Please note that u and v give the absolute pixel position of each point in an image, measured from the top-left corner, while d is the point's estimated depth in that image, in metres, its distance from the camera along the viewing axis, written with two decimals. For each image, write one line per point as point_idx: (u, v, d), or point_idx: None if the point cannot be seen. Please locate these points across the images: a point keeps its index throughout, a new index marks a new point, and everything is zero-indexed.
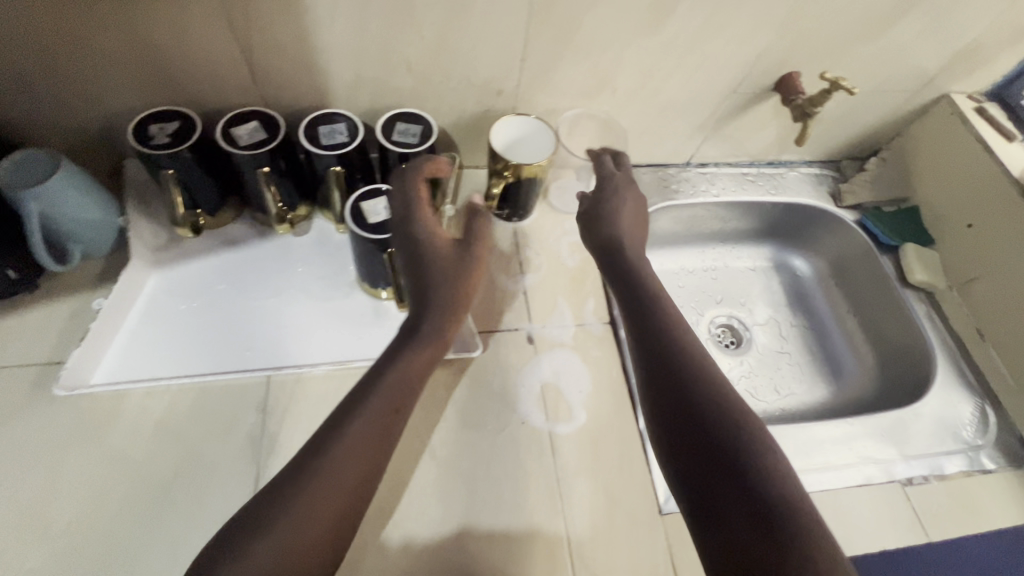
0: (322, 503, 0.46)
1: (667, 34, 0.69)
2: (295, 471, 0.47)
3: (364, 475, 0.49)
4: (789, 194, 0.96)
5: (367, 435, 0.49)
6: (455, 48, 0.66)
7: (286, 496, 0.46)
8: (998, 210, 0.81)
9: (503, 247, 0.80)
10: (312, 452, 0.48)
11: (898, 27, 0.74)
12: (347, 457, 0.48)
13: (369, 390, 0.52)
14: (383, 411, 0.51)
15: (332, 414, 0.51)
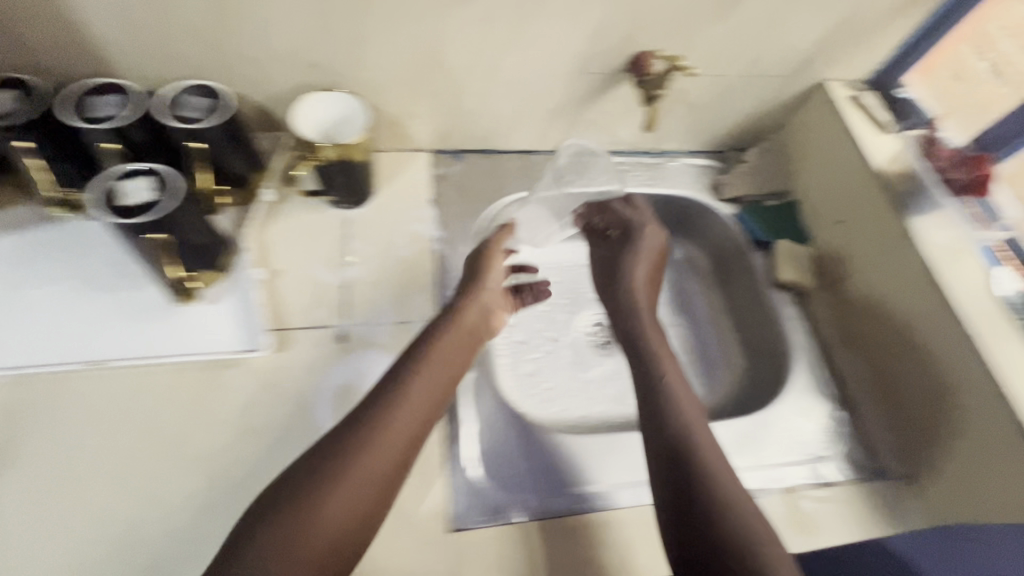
0: (320, 526, 0.46)
1: (484, 3, 0.62)
2: (321, 488, 0.48)
3: (363, 510, 0.49)
4: (669, 187, 0.90)
5: (369, 469, 0.50)
6: (240, 13, 0.59)
7: (280, 519, 0.46)
8: (864, 207, 0.76)
9: (330, 237, 0.74)
10: (335, 473, 0.49)
11: (750, 4, 0.68)
12: (349, 488, 0.48)
13: (372, 427, 0.52)
14: (398, 443, 0.52)
15: (357, 442, 0.51)
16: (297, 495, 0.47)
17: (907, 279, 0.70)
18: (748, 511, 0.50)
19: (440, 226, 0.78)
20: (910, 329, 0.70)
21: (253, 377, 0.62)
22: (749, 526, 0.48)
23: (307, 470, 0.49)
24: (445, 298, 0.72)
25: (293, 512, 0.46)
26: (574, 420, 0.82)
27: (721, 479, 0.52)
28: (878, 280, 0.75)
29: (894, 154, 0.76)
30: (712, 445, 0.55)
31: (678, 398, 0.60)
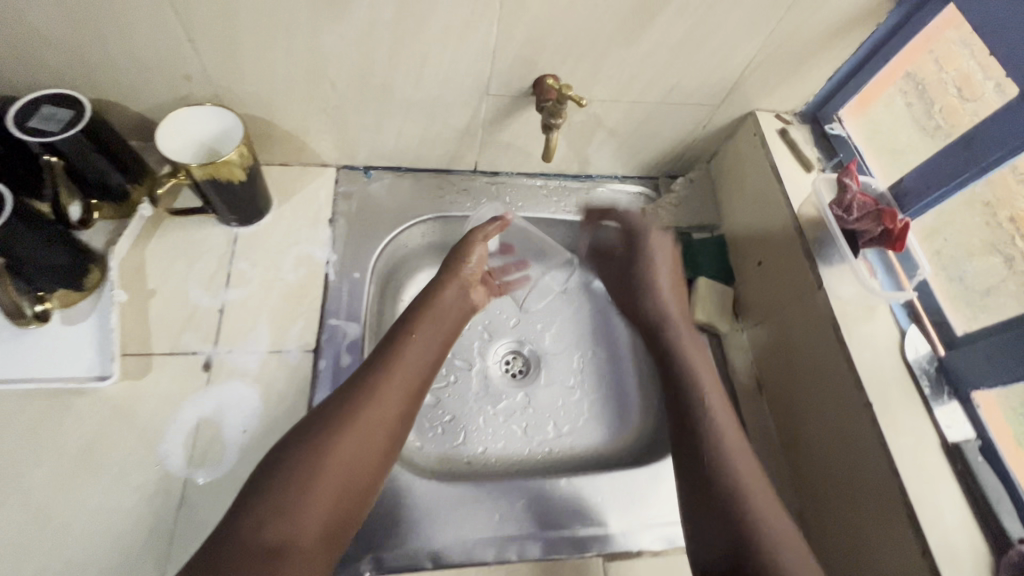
0: (328, 481, 0.53)
1: (361, 21, 0.58)
2: (305, 451, 0.53)
3: (360, 467, 0.55)
4: (587, 210, 0.86)
5: (363, 429, 0.56)
6: (92, 23, 0.55)
7: (300, 476, 0.52)
8: (780, 249, 0.71)
9: (213, 256, 0.71)
10: (322, 439, 0.54)
11: (658, 31, 0.63)
12: (348, 443, 0.55)
13: (376, 387, 0.59)
14: (386, 420, 0.58)
15: (345, 410, 0.56)
16: (316, 455, 0.53)
17: (814, 332, 0.66)
18: (765, 514, 0.54)
19: (335, 248, 0.75)
20: (814, 385, 0.66)
21: (102, 406, 0.60)
22: (747, 507, 0.55)
23: (308, 436, 0.55)
24: (326, 325, 0.69)
25: (289, 475, 0.52)
26: (472, 456, 0.78)
27: (736, 472, 0.57)
28: (790, 329, 0.70)
29: (806, 196, 0.70)
30: (737, 442, 0.60)
31: (696, 391, 0.65)
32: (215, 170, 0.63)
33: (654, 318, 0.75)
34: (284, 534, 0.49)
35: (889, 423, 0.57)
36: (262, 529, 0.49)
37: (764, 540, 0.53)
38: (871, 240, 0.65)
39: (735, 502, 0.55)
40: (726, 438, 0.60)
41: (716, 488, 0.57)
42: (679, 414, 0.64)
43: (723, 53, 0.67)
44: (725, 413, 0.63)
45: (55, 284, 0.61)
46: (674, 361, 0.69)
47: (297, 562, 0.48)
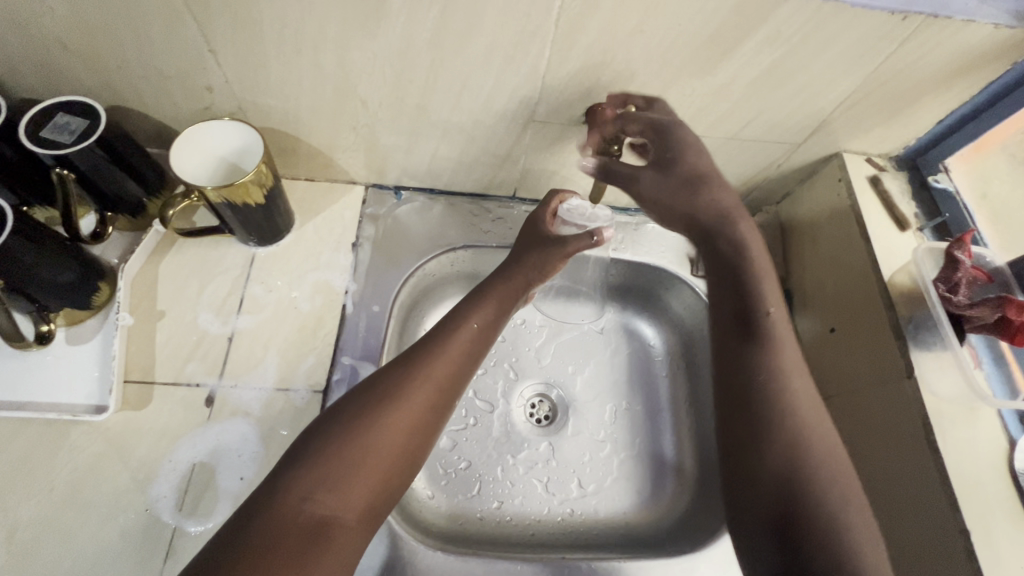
0: (377, 455, 0.47)
1: (396, 37, 0.52)
2: (358, 421, 0.48)
3: (407, 442, 0.49)
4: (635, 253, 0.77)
5: (414, 403, 0.51)
6: (109, 31, 0.51)
7: (348, 445, 0.47)
8: (862, 320, 0.61)
9: (228, 278, 0.67)
10: (375, 409, 0.49)
11: (738, 61, 0.54)
12: (398, 418, 0.49)
13: (429, 357, 0.54)
14: (432, 391, 0.52)
15: (386, 388, 0.51)
16: (366, 425, 0.48)
17: (900, 425, 0.55)
18: (832, 481, 0.46)
19: (356, 276, 0.69)
20: (890, 487, 0.56)
21: (100, 439, 0.56)
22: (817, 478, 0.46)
23: (361, 407, 0.49)
24: (339, 363, 0.63)
25: (338, 444, 0.47)
26: (489, 511, 0.70)
27: (817, 456, 0.47)
28: (866, 415, 0.59)
29: (902, 263, 0.60)
30: (807, 394, 0.51)
31: (770, 351, 0.52)
32: (231, 190, 0.57)
33: (747, 277, 0.56)
34: (329, 508, 0.44)
35: (988, 556, 0.48)
36: (308, 503, 0.43)
37: (812, 478, 0.46)
38: (982, 327, 0.55)
39: (789, 434, 0.48)
40: (789, 381, 0.51)
41: (778, 435, 0.48)
42: (733, 370, 0.53)
43: (813, 88, 0.57)
44: (802, 378, 0.51)
45: (61, 304, 0.58)
46: (750, 306, 0.55)
47: (338, 543, 0.43)
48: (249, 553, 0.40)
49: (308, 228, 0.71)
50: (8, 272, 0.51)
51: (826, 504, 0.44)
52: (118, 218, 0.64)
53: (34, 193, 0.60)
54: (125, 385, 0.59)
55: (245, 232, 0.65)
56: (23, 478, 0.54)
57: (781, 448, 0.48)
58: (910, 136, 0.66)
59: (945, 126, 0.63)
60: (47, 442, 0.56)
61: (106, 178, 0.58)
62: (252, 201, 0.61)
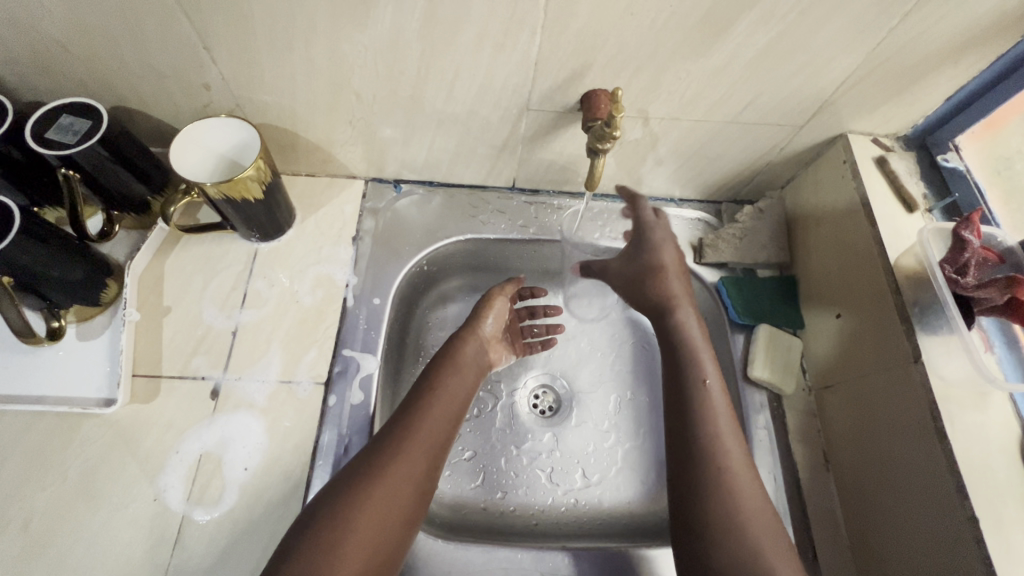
0: (374, 523, 0.48)
1: (385, 29, 0.52)
2: (356, 479, 0.50)
3: (404, 497, 0.50)
4: (597, 233, 0.76)
5: (410, 469, 0.52)
6: (105, 32, 0.52)
7: (340, 517, 0.47)
8: (867, 304, 0.60)
9: (231, 273, 0.68)
10: (373, 466, 0.51)
11: (732, 41, 0.53)
12: (392, 483, 0.50)
13: (420, 419, 0.56)
14: (424, 455, 0.53)
15: (375, 456, 0.52)
16: (364, 479, 0.50)
17: (899, 441, 0.55)
18: (747, 498, 0.50)
19: (356, 270, 0.69)
20: (898, 498, 0.54)
21: (110, 430, 0.58)
22: (741, 510, 0.49)
23: (367, 459, 0.51)
24: (340, 356, 0.64)
25: (344, 506, 0.48)
26: (494, 502, 0.70)
27: (738, 493, 0.50)
28: (868, 427, 0.58)
29: (908, 245, 0.59)
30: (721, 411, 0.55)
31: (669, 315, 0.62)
32: (230, 186, 0.58)
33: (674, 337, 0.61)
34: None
35: (999, 546, 0.46)
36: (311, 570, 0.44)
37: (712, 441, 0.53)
38: (992, 310, 0.54)
39: (716, 474, 0.51)
40: (718, 439, 0.53)
41: (709, 468, 0.51)
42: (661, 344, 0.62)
43: (812, 67, 0.56)
44: (727, 420, 0.54)
45: (71, 301, 0.60)
46: (678, 362, 0.58)
47: None
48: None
49: (309, 223, 0.72)
50: (19, 270, 0.53)
51: (732, 493, 0.50)
52: (125, 217, 0.66)
53: (43, 193, 0.61)
54: (133, 378, 0.61)
55: (252, 227, 0.66)
56: (37, 469, 0.56)
57: (716, 503, 0.49)
58: (919, 114, 0.64)
59: (955, 103, 0.61)
60: (59, 432, 0.58)
61: (111, 176, 0.60)
62: (251, 197, 0.61)
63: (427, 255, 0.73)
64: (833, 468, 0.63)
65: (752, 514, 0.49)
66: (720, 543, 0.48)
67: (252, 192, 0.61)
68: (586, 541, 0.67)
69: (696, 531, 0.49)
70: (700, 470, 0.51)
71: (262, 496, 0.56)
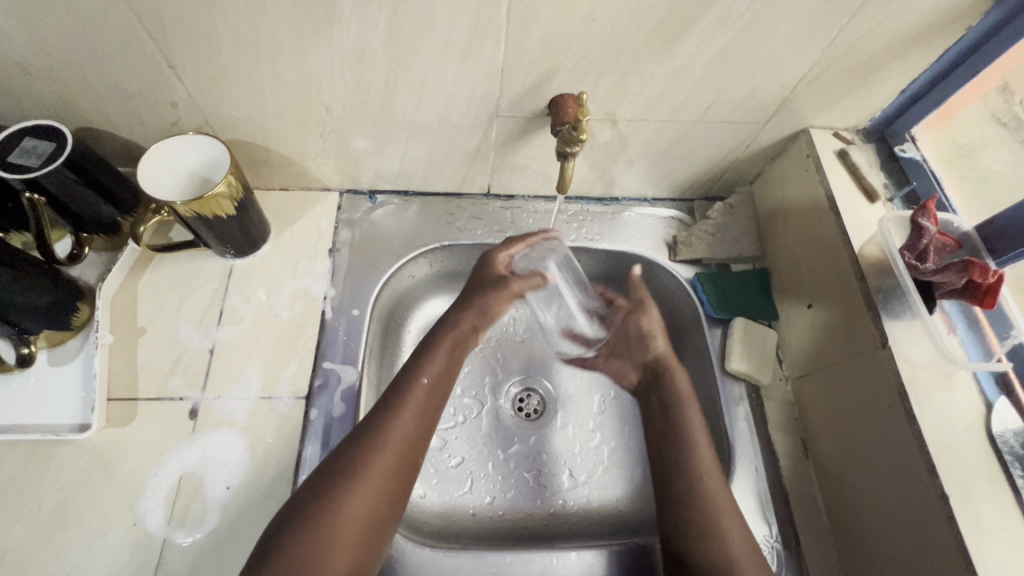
0: (350, 521, 0.49)
1: (350, 41, 0.52)
2: (318, 503, 0.49)
3: (372, 526, 0.50)
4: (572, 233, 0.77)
5: (386, 469, 0.52)
6: (66, 53, 0.51)
7: (313, 522, 0.48)
8: (836, 292, 0.62)
9: (207, 291, 0.67)
10: (328, 512, 0.49)
11: (692, 43, 0.54)
12: (368, 486, 0.51)
13: (393, 415, 0.55)
14: (399, 454, 0.54)
15: (351, 456, 0.52)
16: (321, 527, 0.48)
17: (873, 424, 0.56)
18: (724, 506, 0.55)
19: (334, 281, 0.69)
20: (873, 487, 0.56)
21: (85, 457, 0.57)
22: (717, 519, 0.54)
23: (344, 458, 0.52)
24: (320, 369, 0.64)
25: (313, 518, 0.48)
26: (483, 507, 0.70)
27: (714, 502, 0.55)
28: (845, 414, 0.59)
29: (871, 235, 0.61)
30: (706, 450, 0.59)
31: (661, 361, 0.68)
32: (202, 204, 0.58)
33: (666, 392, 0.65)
34: None
35: (968, 520, 0.48)
36: None
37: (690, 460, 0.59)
38: (952, 293, 0.56)
39: (709, 517, 0.55)
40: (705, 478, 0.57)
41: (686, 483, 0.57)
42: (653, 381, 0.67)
43: (771, 64, 0.57)
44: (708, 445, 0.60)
45: (41, 326, 0.59)
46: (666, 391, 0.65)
47: None
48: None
49: (284, 238, 0.72)
50: None
51: (707, 503, 0.55)
52: (94, 239, 0.65)
53: (8, 219, 0.60)
54: (108, 403, 0.60)
55: (226, 244, 0.66)
56: (10, 501, 0.55)
57: (692, 515, 0.55)
58: (876, 107, 0.66)
59: (909, 95, 0.64)
60: (31, 462, 0.57)
61: (78, 198, 0.59)
62: (223, 214, 0.61)
63: (407, 265, 0.73)
64: (813, 456, 0.64)
65: (725, 520, 0.54)
66: (697, 546, 0.54)
67: (223, 209, 0.60)
68: (576, 541, 0.68)
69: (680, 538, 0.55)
70: (691, 510, 0.55)
71: (245, 515, 0.55)
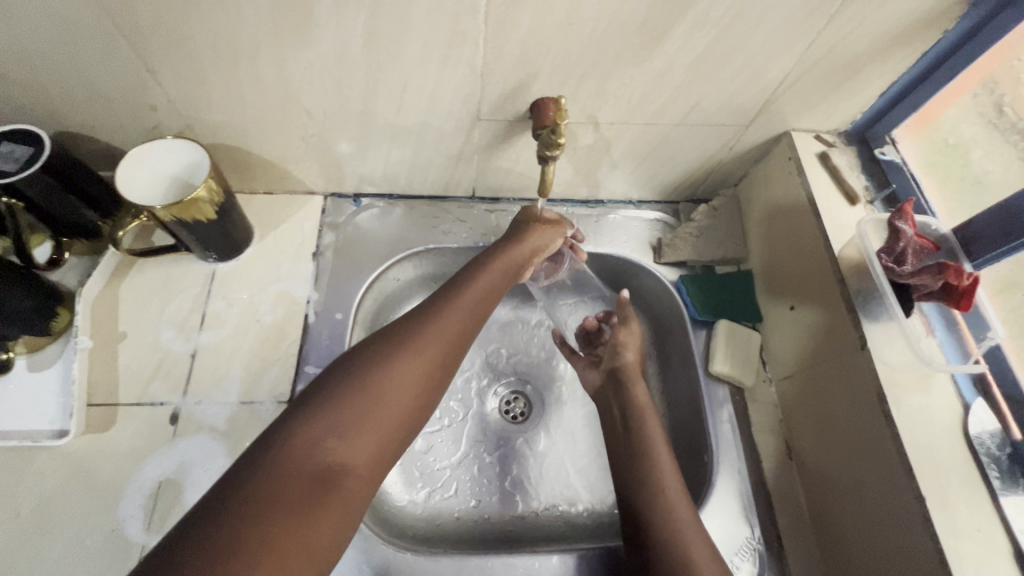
0: (383, 405, 0.44)
1: (329, 45, 0.52)
2: (346, 391, 0.44)
3: (406, 415, 0.45)
4: None
5: (421, 354, 0.47)
6: (42, 58, 0.51)
7: (343, 402, 0.43)
8: (817, 294, 0.62)
9: (189, 295, 0.67)
10: (369, 375, 0.45)
11: (671, 46, 0.54)
12: (404, 365, 0.46)
13: (429, 319, 0.50)
14: (434, 351, 0.48)
15: (385, 348, 0.47)
16: (363, 386, 0.44)
17: (854, 425, 0.56)
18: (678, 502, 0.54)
19: (317, 285, 0.69)
20: (856, 478, 0.56)
21: (64, 463, 0.57)
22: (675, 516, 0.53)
23: (374, 352, 0.47)
24: (303, 373, 0.64)
25: (341, 397, 0.43)
26: (469, 510, 0.70)
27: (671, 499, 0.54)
28: (825, 413, 0.60)
29: (850, 237, 0.61)
30: (671, 472, 0.57)
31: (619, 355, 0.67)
32: (181, 209, 0.58)
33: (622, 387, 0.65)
34: (339, 456, 0.41)
35: (944, 521, 0.48)
36: (318, 446, 0.40)
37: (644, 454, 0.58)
38: (928, 295, 0.55)
39: (665, 513, 0.53)
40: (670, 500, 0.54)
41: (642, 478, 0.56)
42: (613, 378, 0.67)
43: (751, 67, 0.57)
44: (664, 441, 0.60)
45: (20, 332, 0.58)
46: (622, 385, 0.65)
47: (352, 489, 0.40)
48: (245, 513, 0.35)
49: (268, 241, 0.71)
50: None
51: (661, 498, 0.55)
52: (75, 244, 0.65)
53: None
54: (88, 409, 0.60)
55: (208, 248, 0.66)
56: None
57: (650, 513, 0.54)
58: (857, 110, 0.67)
59: (889, 98, 0.64)
60: (9, 468, 0.56)
61: (56, 203, 0.58)
62: (204, 218, 0.61)
63: (391, 268, 0.73)
64: (795, 456, 0.65)
65: (684, 517, 0.53)
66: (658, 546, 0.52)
67: (202, 214, 0.60)
68: (561, 543, 0.68)
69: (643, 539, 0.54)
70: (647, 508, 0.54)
71: None
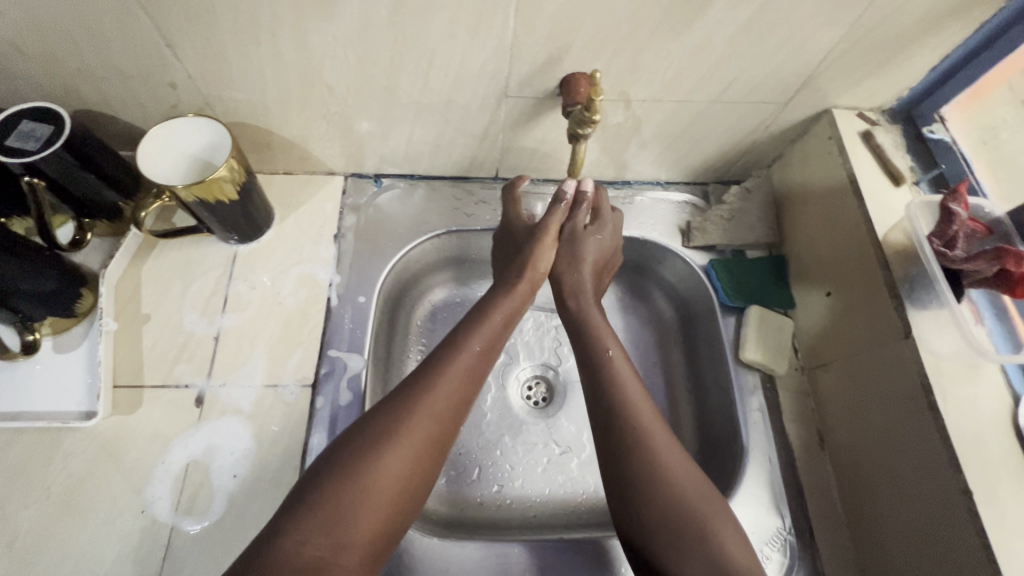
0: (375, 491, 0.46)
1: (353, 18, 0.50)
2: (336, 481, 0.46)
3: (393, 496, 0.47)
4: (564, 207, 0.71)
5: (416, 436, 0.49)
6: (60, 33, 0.49)
7: (336, 492, 0.45)
8: (855, 280, 0.60)
9: (211, 277, 0.66)
10: (361, 465, 0.47)
11: (712, 17, 0.51)
12: (396, 454, 0.48)
13: (419, 398, 0.51)
14: (422, 440, 0.50)
15: (381, 429, 0.49)
16: (354, 474, 0.46)
17: (896, 417, 0.54)
18: (685, 484, 0.49)
19: (339, 268, 0.68)
20: (894, 469, 0.54)
21: (92, 444, 0.57)
22: (697, 515, 0.48)
23: (367, 429, 0.49)
24: (326, 357, 0.63)
25: (333, 481, 0.46)
26: (492, 494, 0.70)
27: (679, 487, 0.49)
28: (864, 412, 0.58)
29: (897, 220, 0.58)
30: (677, 454, 0.51)
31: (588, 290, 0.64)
32: (203, 188, 0.56)
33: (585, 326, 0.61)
34: (325, 549, 0.43)
35: (992, 515, 0.46)
36: (305, 544, 0.43)
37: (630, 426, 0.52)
38: (982, 282, 0.53)
39: (681, 518, 0.47)
40: (683, 490, 0.49)
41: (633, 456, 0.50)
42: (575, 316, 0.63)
43: (794, 42, 0.54)
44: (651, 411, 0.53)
45: (46, 313, 0.58)
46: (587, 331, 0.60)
47: None
48: None
49: (288, 223, 0.70)
50: None
51: (670, 487, 0.49)
52: (97, 225, 0.64)
53: (9, 204, 0.59)
54: (114, 391, 0.59)
55: (229, 230, 0.65)
56: (18, 488, 0.55)
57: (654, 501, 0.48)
58: (904, 86, 0.63)
59: (941, 72, 0.60)
60: (39, 449, 0.57)
61: (79, 183, 0.57)
62: (226, 199, 0.60)
63: (415, 251, 0.72)
64: (827, 445, 0.63)
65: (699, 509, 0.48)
66: (676, 545, 0.47)
67: (226, 194, 0.59)
68: (584, 530, 0.67)
69: (642, 534, 0.48)
70: (653, 499, 0.48)
71: (250, 501, 0.55)
